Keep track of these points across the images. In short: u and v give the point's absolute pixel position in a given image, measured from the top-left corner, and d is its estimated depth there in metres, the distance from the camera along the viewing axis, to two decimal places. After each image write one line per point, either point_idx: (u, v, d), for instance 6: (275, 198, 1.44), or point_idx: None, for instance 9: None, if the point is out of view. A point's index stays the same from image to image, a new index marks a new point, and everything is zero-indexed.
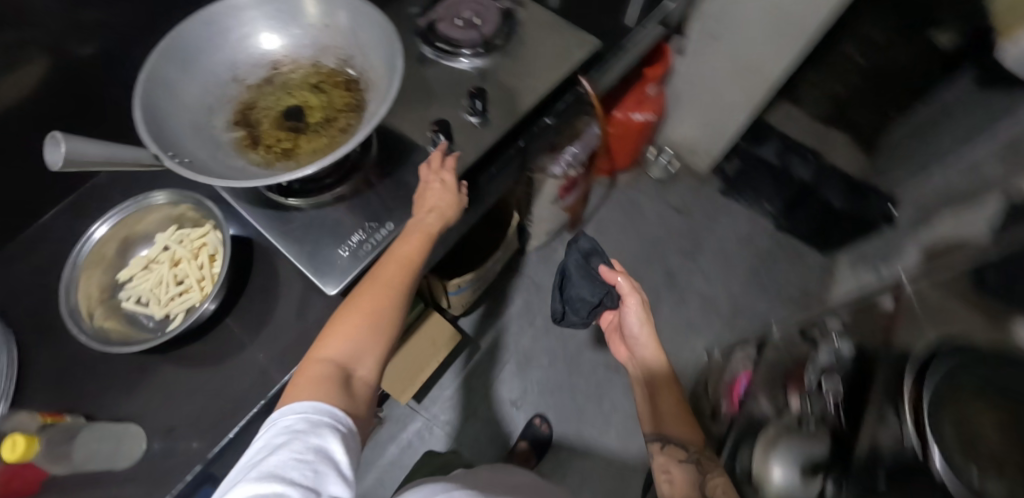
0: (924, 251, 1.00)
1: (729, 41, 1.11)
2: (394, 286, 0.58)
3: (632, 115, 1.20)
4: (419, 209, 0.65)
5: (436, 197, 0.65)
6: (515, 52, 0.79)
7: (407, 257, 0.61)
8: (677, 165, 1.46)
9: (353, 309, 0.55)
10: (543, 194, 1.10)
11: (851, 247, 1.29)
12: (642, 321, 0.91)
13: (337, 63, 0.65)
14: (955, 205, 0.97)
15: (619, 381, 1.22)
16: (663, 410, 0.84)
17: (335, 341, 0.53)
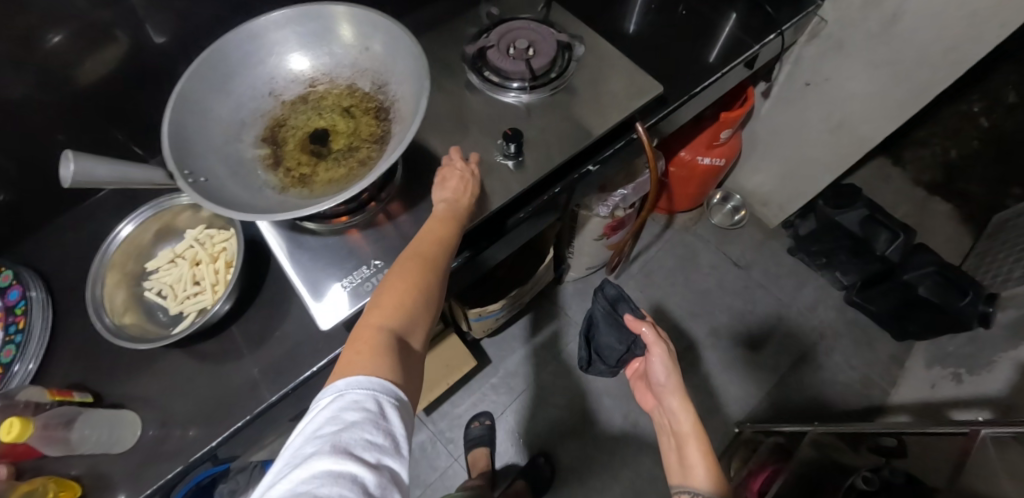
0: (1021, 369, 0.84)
1: (825, 91, 0.98)
2: (432, 256, 0.56)
3: (699, 158, 1.09)
4: (444, 190, 0.62)
5: (461, 183, 0.62)
6: (565, 91, 0.73)
7: (441, 228, 0.59)
8: (744, 215, 1.34)
9: (395, 283, 0.53)
10: (586, 231, 1.04)
11: (932, 340, 1.12)
12: (668, 370, 0.83)
13: (371, 87, 0.63)
14: None
15: (635, 436, 1.14)
16: (688, 456, 0.73)
17: (380, 313, 0.51)
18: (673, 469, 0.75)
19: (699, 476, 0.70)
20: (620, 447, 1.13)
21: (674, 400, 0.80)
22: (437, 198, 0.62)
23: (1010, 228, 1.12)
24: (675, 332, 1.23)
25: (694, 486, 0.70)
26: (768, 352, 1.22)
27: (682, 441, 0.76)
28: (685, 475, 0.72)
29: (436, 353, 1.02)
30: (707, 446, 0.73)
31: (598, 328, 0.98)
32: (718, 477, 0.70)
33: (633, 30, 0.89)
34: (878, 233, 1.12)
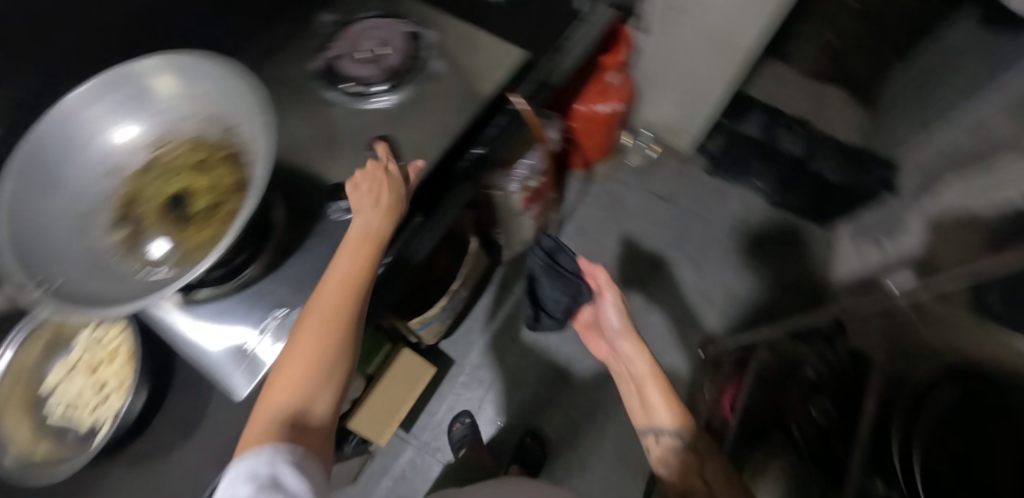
0: (935, 223, 0.93)
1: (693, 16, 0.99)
2: (340, 305, 0.52)
3: (596, 107, 1.09)
4: (355, 199, 0.59)
5: (382, 193, 0.59)
6: (427, 81, 0.70)
7: (357, 263, 0.55)
8: (658, 149, 1.35)
9: (302, 334, 0.51)
10: (506, 209, 1.01)
11: (850, 218, 1.19)
12: (620, 315, 0.87)
13: (220, 134, 0.59)
14: (961, 169, 0.89)
15: (611, 389, 1.17)
16: (650, 400, 0.75)
17: (283, 377, 0.49)
18: (635, 409, 0.77)
19: (661, 413, 0.72)
20: (601, 406, 1.15)
21: (629, 344, 0.82)
22: (358, 210, 0.58)
23: (889, 99, 1.22)
24: (623, 279, 1.26)
25: (659, 422, 0.72)
26: (711, 273, 1.26)
27: (641, 381, 0.78)
28: (649, 416, 0.74)
29: (392, 371, 1.00)
30: (667, 385, 0.75)
31: (539, 282, 0.98)
32: (681, 409, 0.72)
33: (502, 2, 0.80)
34: (778, 133, 1.16)
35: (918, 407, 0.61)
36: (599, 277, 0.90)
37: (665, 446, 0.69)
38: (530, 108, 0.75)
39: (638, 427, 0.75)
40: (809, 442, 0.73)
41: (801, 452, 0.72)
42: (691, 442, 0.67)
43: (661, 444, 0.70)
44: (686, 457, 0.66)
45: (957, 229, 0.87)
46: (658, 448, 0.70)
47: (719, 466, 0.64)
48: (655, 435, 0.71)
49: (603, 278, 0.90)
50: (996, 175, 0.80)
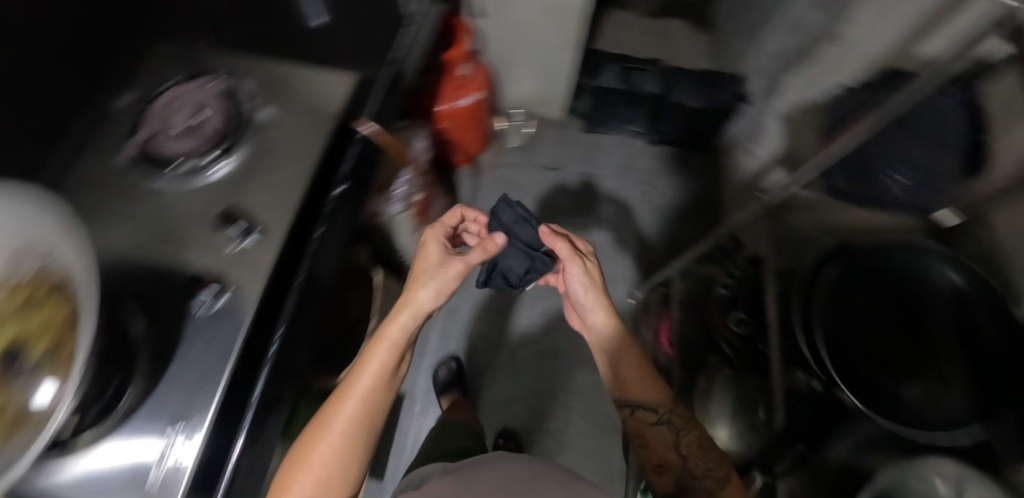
0: (786, 118, 1.03)
1: None
2: (368, 418, 0.60)
3: (456, 103, 1.08)
4: (426, 250, 0.71)
5: (428, 270, 0.68)
6: (260, 134, 0.65)
7: (382, 372, 0.62)
8: (533, 123, 1.36)
9: (341, 416, 0.59)
10: (400, 230, 0.99)
11: (720, 135, 1.28)
12: (588, 288, 0.73)
13: (38, 264, 0.49)
14: (795, 66, 1.00)
15: (563, 362, 1.18)
16: (624, 373, 0.68)
17: (320, 450, 0.57)
18: (609, 383, 0.71)
19: (637, 391, 0.66)
20: (558, 383, 1.17)
21: (604, 323, 0.73)
22: (403, 298, 0.66)
23: (719, 21, 1.33)
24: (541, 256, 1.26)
25: (635, 399, 0.66)
26: (619, 224, 1.28)
27: (615, 357, 0.70)
28: (624, 389, 0.68)
29: None
30: (639, 357, 0.69)
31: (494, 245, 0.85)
32: (657, 383, 0.67)
33: (328, 21, 0.75)
34: (637, 77, 1.18)
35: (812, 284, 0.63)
36: (564, 252, 0.75)
37: (638, 425, 0.65)
38: (378, 130, 0.73)
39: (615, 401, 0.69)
40: (738, 353, 0.80)
41: (735, 367, 0.79)
42: (667, 417, 0.64)
43: (635, 422, 0.66)
44: (661, 434, 0.63)
45: (807, 118, 0.97)
46: (634, 424, 0.66)
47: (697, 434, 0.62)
48: (631, 413, 0.66)
49: (569, 252, 0.75)
50: (828, 64, 0.91)
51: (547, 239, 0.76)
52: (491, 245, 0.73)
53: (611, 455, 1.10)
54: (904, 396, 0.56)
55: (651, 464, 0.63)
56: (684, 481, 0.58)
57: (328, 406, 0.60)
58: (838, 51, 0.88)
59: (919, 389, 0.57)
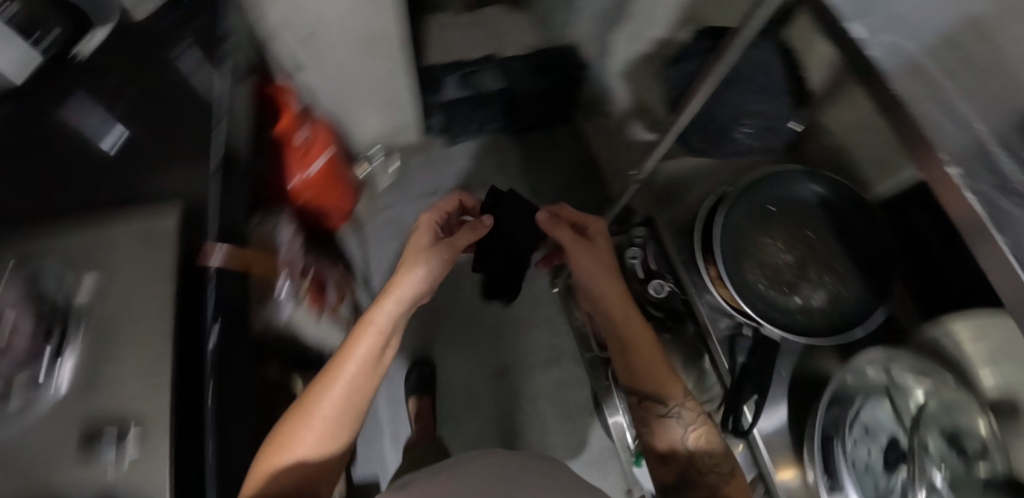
0: (627, 74, 1.07)
1: (329, 36, 0.88)
2: (354, 399, 0.63)
3: (309, 171, 1.00)
4: (421, 235, 0.78)
5: (421, 250, 0.76)
6: (96, 312, 0.52)
7: (368, 356, 0.65)
8: (395, 156, 1.30)
9: (331, 397, 0.61)
10: (305, 328, 0.90)
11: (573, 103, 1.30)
12: (593, 278, 0.73)
13: None
14: (616, 24, 1.03)
15: (519, 376, 1.16)
16: (637, 366, 0.67)
17: (309, 430, 0.59)
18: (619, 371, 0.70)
19: (651, 386, 0.66)
20: (524, 396, 1.14)
21: (620, 308, 0.70)
22: (390, 289, 0.70)
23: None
24: (456, 283, 1.21)
25: (645, 392, 0.66)
26: None
27: (628, 345, 0.68)
28: (634, 380, 0.67)
29: None
30: (655, 349, 0.67)
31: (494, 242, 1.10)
32: (670, 374, 0.66)
33: (132, 132, 0.64)
34: (479, 79, 1.17)
35: (708, 236, 0.64)
36: (557, 234, 0.75)
37: (646, 419, 0.66)
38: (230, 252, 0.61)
39: (623, 389, 0.69)
40: (664, 310, 0.82)
41: (662, 323, 0.83)
42: (679, 412, 0.64)
43: (645, 416, 0.66)
44: (669, 425, 0.64)
45: (644, 69, 1.02)
46: (642, 416, 0.67)
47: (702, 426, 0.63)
48: (640, 405, 0.67)
49: (567, 234, 0.75)
50: (643, 16, 0.96)
51: (547, 228, 0.76)
52: (480, 228, 0.82)
53: (596, 442, 1.11)
54: (812, 312, 0.60)
55: (657, 453, 0.65)
56: (691, 475, 0.60)
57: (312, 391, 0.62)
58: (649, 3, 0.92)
59: (824, 294, 0.61)
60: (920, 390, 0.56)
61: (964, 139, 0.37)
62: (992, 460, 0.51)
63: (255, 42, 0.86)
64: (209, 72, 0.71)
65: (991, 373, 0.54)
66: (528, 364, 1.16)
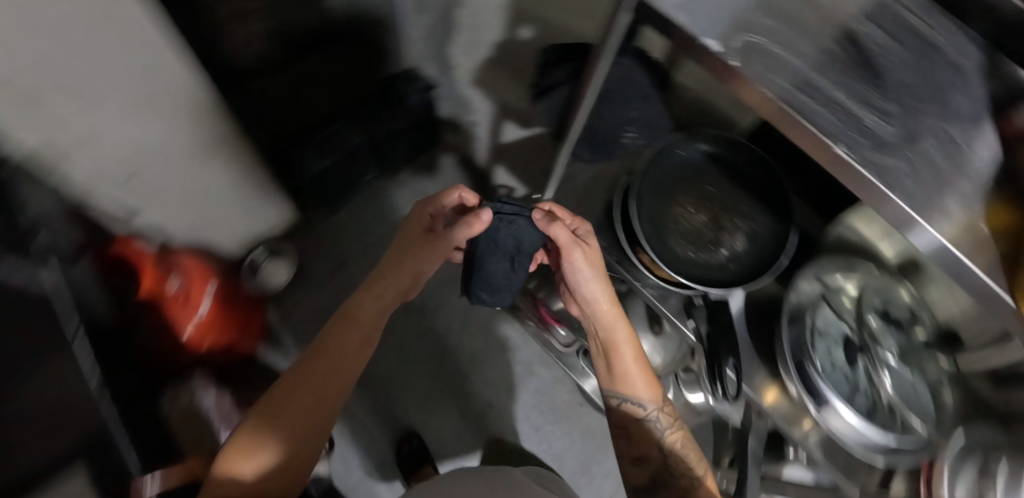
0: None
1: (156, 168, 0.72)
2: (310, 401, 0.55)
3: (199, 313, 0.88)
4: (412, 222, 0.62)
5: (415, 245, 0.60)
6: None
7: (333, 351, 0.57)
8: (287, 251, 1.13)
9: (296, 394, 0.54)
10: None
11: None
12: (590, 276, 0.61)
13: None
14: None
15: (504, 401, 1.15)
16: (621, 367, 0.62)
17: (264, 435, 0.52)
18: (600, 371, 0.65)
19: (633, 392, 0.62)
20: (517, 418, 1.14)
21: (613, 317, 0.62)
22: (380, 281, 0.60)
23: None
24: (405, 343, 1.16)
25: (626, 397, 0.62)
26: None
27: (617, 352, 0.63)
28: (617, 383, 0.63)
29: None
30: (641, 354, 0.63)
31: None
32: (651, 380, 0.63)
33: None
34: (342, 135, 1.02)
35: (627, 225, 0.66)
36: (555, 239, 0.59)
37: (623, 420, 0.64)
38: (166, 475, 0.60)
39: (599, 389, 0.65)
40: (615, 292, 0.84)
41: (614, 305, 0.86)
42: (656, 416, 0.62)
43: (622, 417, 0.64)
44: (645, 428, 0.62)
45: None
46: (616, 415, 0.64)
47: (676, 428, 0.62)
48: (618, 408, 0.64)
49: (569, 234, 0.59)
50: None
51: (542, 228, 0.60)
52: (477, 215, 0.61)
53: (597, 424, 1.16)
54: (740, 258, 0.65)
55: (629, 455, 0.63)
56: (664, 479, 0.60)
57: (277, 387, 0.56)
58: None
59: (742, 237, 0.66)
60: (850, 283, 0.66)
61: (849, 93, 0.39)
62: (924, 323, 0.63)
63: (63, 209, 0.70)
64: (26, 275, 0.57)
65: (891, 245, 0.67)
66: (505, 387, 1.16)
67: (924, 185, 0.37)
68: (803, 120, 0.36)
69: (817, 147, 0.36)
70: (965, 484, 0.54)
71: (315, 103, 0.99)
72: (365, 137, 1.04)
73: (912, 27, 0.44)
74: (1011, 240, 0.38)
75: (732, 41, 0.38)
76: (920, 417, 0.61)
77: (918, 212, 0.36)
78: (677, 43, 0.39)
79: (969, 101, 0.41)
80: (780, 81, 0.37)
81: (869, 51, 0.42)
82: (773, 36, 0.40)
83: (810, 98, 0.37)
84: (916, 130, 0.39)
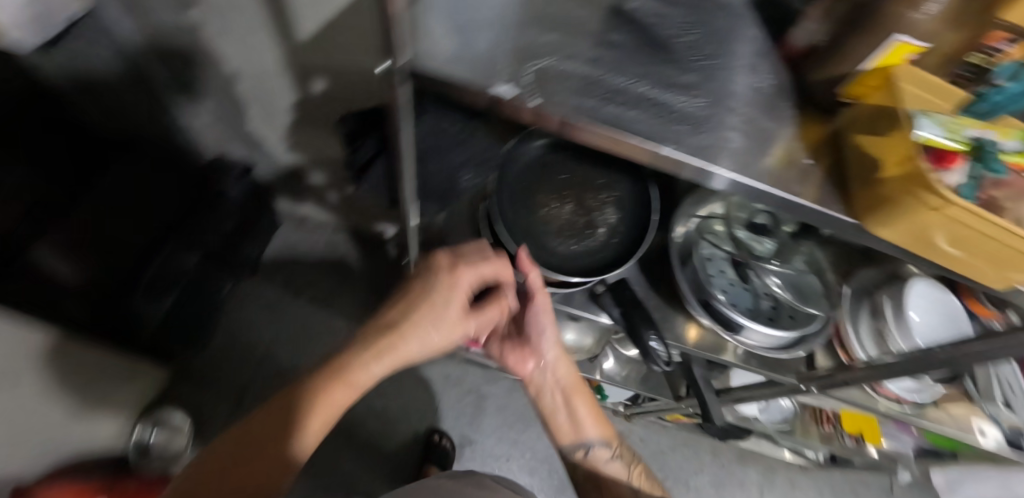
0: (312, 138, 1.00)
1: None
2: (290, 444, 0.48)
3: None
4: (453, 292, 0.53)
5: (457, 325, 0.54)
6: None
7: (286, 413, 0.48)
8: (173, 416, 1.02)
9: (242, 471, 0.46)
10: None
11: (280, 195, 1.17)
12: (552, 323, 0.65)
13: None
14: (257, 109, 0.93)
15: (474, 433, 1.14)
16: (579, 412, 0.68)
17: None
18: (560, 427, 0.69)
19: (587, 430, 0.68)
20: (493, 441, 1.14)
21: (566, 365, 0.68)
22: (389, 344, 0.51)
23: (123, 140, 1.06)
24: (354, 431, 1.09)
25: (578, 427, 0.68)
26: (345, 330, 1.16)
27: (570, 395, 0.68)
28: (578, 431, 0.68)
29: None
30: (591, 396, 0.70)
31: None
32: (605, 418, 0.70)
33: None
34: (172, 255, 0.91)
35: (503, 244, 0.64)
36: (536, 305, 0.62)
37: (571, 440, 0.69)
38: None
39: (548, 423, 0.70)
40: None
41: None
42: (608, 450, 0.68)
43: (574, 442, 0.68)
44: (615, 468, 0.68)
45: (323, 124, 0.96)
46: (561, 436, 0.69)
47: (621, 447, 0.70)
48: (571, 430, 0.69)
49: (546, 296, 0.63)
50: (261, 97, 0.91)
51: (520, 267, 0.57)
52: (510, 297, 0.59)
53: None
54: (618, 229, 0.66)
55: None
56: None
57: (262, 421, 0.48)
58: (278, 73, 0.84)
59: (612, 210, 0.67)
60: (715, 206, 0.71)
61: (645, 80, 0.39)
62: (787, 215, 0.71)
63: None
64: None
65: None
66: (468, 420, 1.15)
67: (746, 145, 0.39)
68: (624, 134, 0.35)
69: (642, 153, 0.36)
70: (869, 333, 0.67)
71: (124, 236, 0.88)
72: (198, 254, 0.94)
73: None
74: (826, 152, 0.41)
75: (523, 76, 0.36)
76: (813, 304, 0.66)
77: (747, 175, 0.37)
78: (470, 100, 0.36)
79: (740, 43, 0.44)
80: (586, 99, 0.36)
81: (643, 27, 0.42)
82: (556, 51, 0.38)
83: (622, 104, 0.36)
84: (718, 93, 0.40)
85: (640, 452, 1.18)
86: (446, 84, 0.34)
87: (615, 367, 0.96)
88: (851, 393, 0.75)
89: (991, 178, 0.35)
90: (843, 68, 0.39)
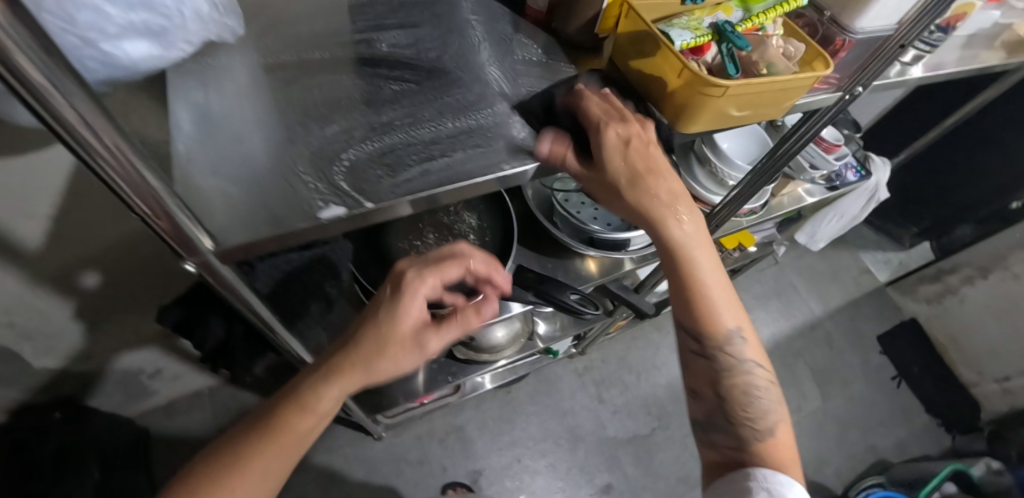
0: (126, 326, 0.84)
1: None
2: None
3: None
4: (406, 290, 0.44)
5: (400, 348, 0.42)
6: None
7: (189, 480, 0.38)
8: None
9: None
10: None
11: (131, 396, 0.99)
12: (630, 164, 0.39)
13: None
14: (40, 337, 0.76)
15: (475, 460, 1.15)
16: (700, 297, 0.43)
17: None
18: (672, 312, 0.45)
19: (724, 350, 0.44)
20: (495, 452, 1.16)
21: (726, 310, 0.44)
22: (334, 361, 0.42)
23: None
24: None
25: (745, 443, 0.43)
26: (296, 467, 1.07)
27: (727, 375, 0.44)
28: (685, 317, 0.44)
29: None
30: (723, 287, 0.44)
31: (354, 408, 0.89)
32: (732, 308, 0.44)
33: None
34: None
35: None
36: (656, 192, 0.40)
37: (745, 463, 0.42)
38: None
39: (678, 332, 0.46)
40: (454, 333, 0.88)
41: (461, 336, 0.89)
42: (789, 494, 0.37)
43: (735, 478, 0.40)
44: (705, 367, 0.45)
45: (129, 307, 0.81)
46: (721, 464, 0.44)
47: (793, 465, 0.42)
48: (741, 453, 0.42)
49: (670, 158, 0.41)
50: (34, 327, 0.73)
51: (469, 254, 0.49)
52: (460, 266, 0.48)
53: (529, 384, 1.25)
54: (483, 226, 0.69)
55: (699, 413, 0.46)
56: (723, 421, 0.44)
57: (209, 460, 0.39)
58: (43, 288, 0.69)
59: (473, 216, 0.69)
60: None
61: (447, 113, 0.39)
62: None
63: None
64: None
65: None
66: (463, 455, 1.15)
67: (559, 124, 0.41)
68: (462, 181, 0.34)
69: (491, 185, 0.36)
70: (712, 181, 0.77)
71: None
72: None
73: (406, 20, 0.45)
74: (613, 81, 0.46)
75: (339, 184, 0.33)
76: None
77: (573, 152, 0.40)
78: (305, 238, 0.32)
79: (493, 34, 0.46)
80: (412, 169, 0.35)
81: (411, 60, 0.42)
82: (354, 133, 0.36)
83: (444, 154, 0.36)
84: (506, 90, 0.42)
85: (606, 369, 1.29)
86: (263, 239, 0.31)
87: (548, 326, 1.03)
88: (727, 227, 0.86)
89: (741, 53, 0.41)
90: (585, 14, 0.44)
